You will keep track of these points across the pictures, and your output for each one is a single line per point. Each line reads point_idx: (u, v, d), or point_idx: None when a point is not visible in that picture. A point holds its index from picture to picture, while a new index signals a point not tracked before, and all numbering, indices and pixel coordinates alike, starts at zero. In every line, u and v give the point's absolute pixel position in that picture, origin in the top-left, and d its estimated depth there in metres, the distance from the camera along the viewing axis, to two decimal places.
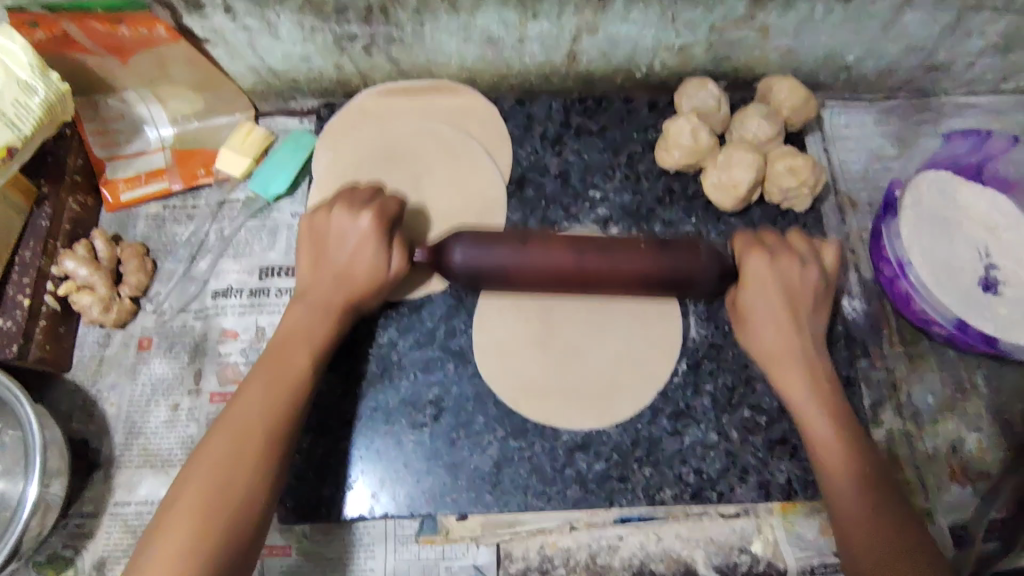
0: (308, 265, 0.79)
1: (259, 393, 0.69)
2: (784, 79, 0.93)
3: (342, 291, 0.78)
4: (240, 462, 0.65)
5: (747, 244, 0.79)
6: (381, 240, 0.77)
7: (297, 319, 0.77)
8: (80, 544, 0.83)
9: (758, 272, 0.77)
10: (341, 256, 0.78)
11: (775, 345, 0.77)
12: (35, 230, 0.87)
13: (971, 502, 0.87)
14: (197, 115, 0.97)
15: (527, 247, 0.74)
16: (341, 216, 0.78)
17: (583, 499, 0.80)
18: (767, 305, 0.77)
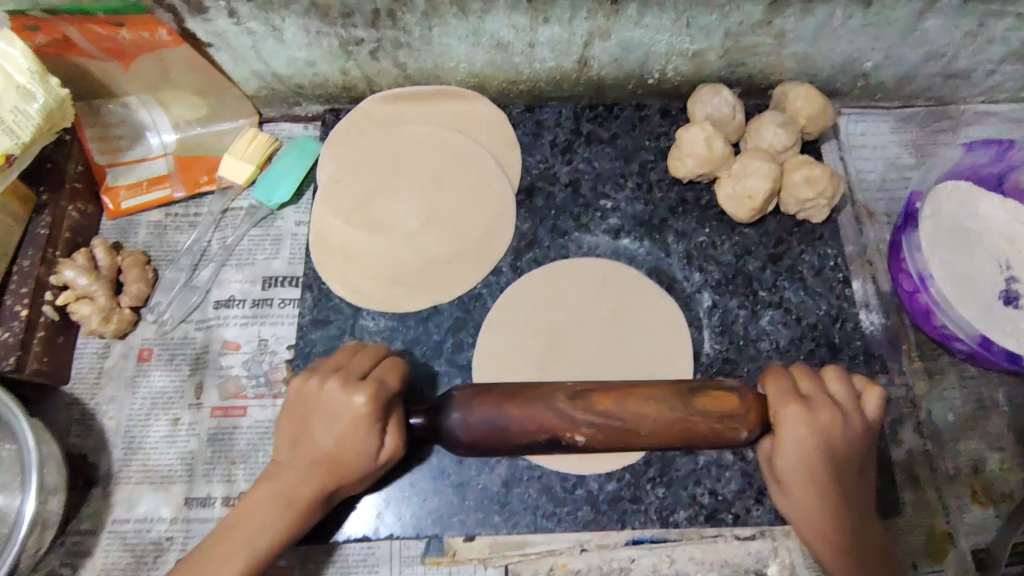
0: (288, 443, 0.68)
1: (279, 473, 0.67)
2: (801, 87, 0.90)
3: (326, 472, 0.66)
4: (288, 511, 0.66)
5: (784, 395, 0.65)
6: (374, 426, 0.64)
7: (292, 442, 0.67)
8: (78, 562, 0.81)
9: (794, 431, 0.64)
10: (326, 438, 0.65)
11: (798, 462, 0.65)
12: (34, 238, 0.86)
13: (992, 523, 0.85)
14: (200, 120, 0.95)
15: (519, 414, 0.62)
16: (332, 389, 0.66)
17: (594, 521, 0.77)
18: (800, 465, 0.65)
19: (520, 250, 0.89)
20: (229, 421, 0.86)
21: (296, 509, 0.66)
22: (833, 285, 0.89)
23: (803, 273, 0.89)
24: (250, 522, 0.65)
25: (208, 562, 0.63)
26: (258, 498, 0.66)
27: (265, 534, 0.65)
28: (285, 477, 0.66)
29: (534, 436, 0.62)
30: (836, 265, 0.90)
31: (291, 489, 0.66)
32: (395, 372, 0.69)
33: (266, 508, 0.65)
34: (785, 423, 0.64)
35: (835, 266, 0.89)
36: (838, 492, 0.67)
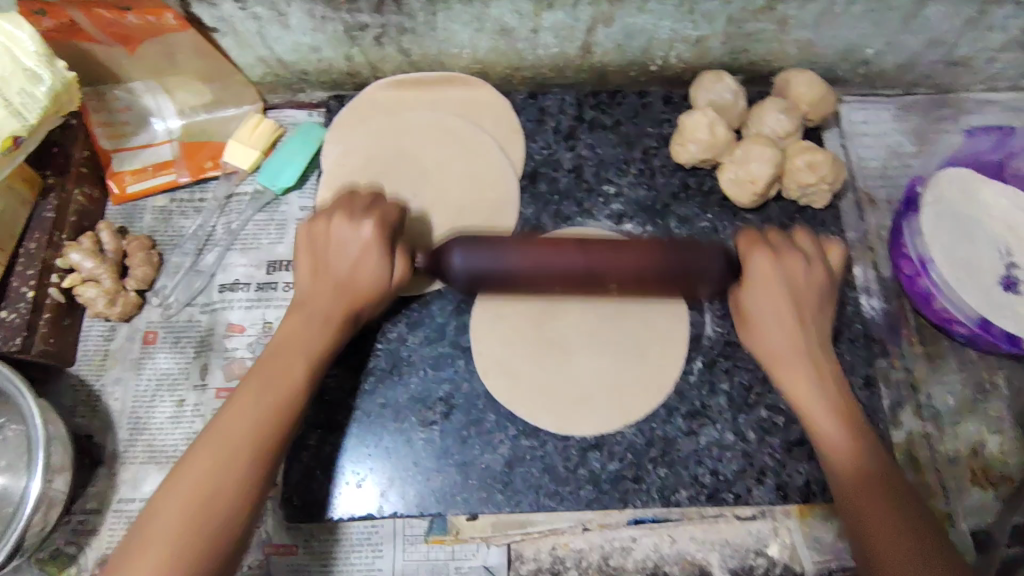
0: (308, 272, 0.74)
1: (234, 428, 0.63)
2: (802, 73, 0.91)
3: (347, 301, 0.73)
4: (246, 453, 0.63)
5: (765, 263, 0.74)
6: (383, 253, 0.72)
7: (306, 298, 0.73)
8: (84, 541, 0.81)
9: (760, 272, 0.74)
10: (343, 262, 0.73)
11: (780, 329, 0.74)
12: (41, 221, 0.86)
13: (992, 506, 0.85)
14: (205, 107, 0.96)
15: (532, 260, 0.70)
16: (338, 224, 0.74)
17: (596, 500, 0.78)
18: (777, 315, 0.74)
19: (524, 234, 0.90)
20: None
21: (268, 419, 0.65)
22: None
23: None
24: (200, 489, 0.60)
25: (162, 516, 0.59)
26: (201, 451, 0.62)
27: (207, 477, 0.61)
28: (279, 355, 0.69)
29: (558, 262, 0.70)
30: None
31: (250, 435, 0.64)
32: (398, 206, 0.77)
33: (209, 458, 0.61)
34: (752, 261, 0.74)
35: None
36: (820, 361, 0.73)
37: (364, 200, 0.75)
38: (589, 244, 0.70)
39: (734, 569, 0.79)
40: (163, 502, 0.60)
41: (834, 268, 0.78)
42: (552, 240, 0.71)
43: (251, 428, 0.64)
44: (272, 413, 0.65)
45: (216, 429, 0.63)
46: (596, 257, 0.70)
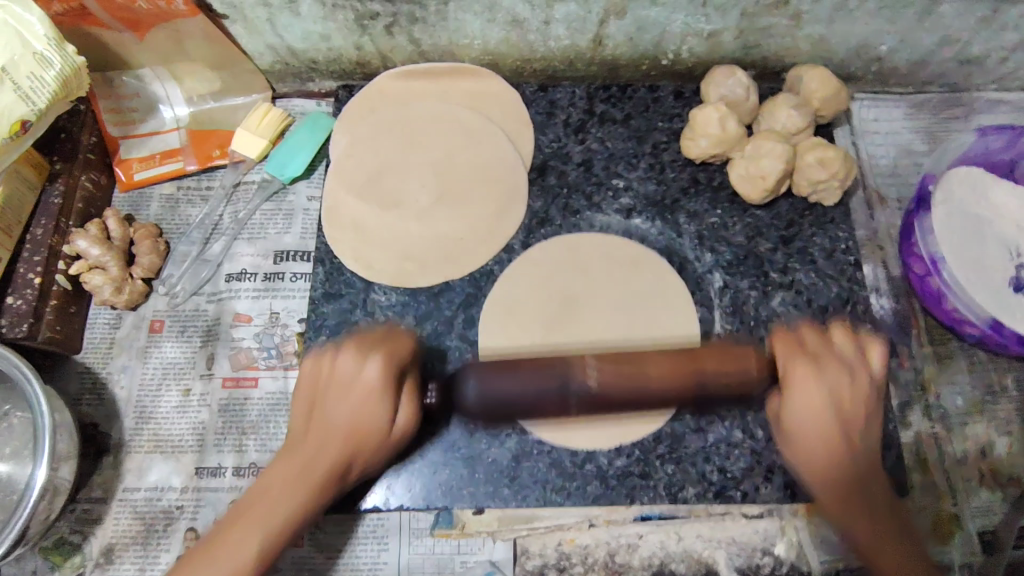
0: (303, 412, 0.70)
1: (272, 508, 0.64)
2: (815, 69, 0.90)
3: (346, 447, 0.67)
4: (295, 496, 0.65)
5: (792, 354, 0.68)
6: (387, 397, 0.67)
7: (302, 437, 0.68)
8: (88, 529, 0.81)
9: (806, 399, 0.66)
10: (340, 413, 0.67)
11: (818, 426, 0.66)
12: (47, 208, 0.86)
13: (999, 507, 0.85)
14: (213, 95, 0.95)
15: (537, 388, 0.66)
16: (346, 357, 0.69)
17: (603, 495, 0.77)
18: (814, 421, 0.66)
19: (532, 228, 0.89)
20: (240, 392, 0.86)
21: (276, 529, 0.63)
22: (844, 268, 0.89)
23: (814, 255, 0.89)
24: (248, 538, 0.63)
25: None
26: (243, 526, 0.63)
27: (250, 546, 0.62)
28: (292, 462, 0.66)
29: (548, 386, 0.66)
30: (847, 248, 0.90)
31: (295, 513, 0.64)
32: (410, 342, 0.72)
33: (251, 521, 0.63)
34: (794, 379, 0.67)
35: (847, 249, 0.90)
36: (855, 454, 0.67)
37: (354, 356, 0.68)
38: (608, 363, 0.66)
39: (741, 567, 0.79)
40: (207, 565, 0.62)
41: (876, 374, 0.70)
42: (543, 359, 0.68)
43: (294, 508, 0.64)
44: (304, 491, 0.65)
45: (257, 494, 0.65)
46: (609, 375, 0.66)
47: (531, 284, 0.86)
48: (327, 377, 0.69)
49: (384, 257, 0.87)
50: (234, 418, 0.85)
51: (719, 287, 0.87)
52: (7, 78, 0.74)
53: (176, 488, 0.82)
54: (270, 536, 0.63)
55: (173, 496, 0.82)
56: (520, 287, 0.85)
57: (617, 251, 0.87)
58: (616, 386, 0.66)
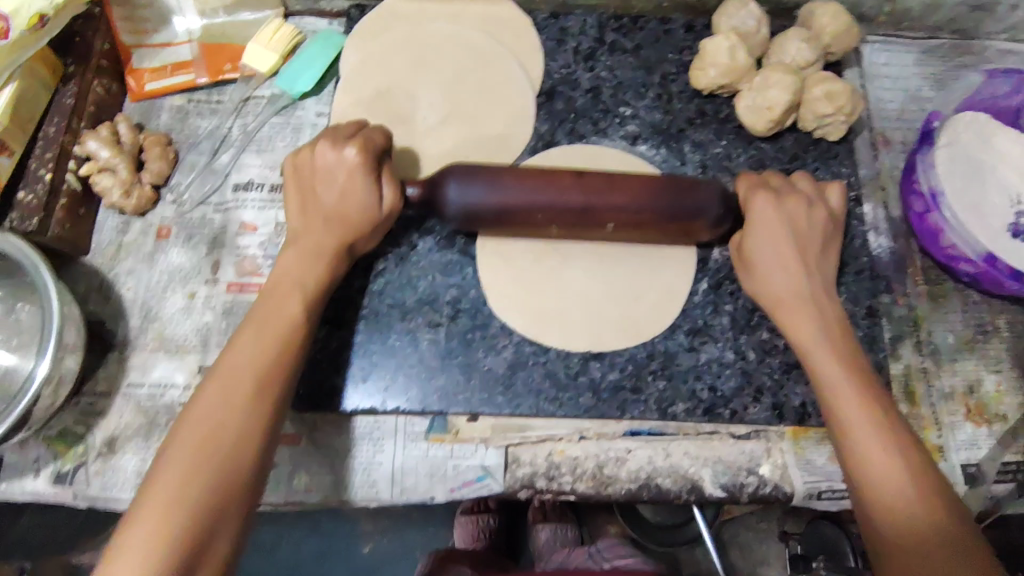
0: (297, 204, 0.75)
1: (206, 415, 0.62)
2: (828, 3, 0.90)
3: (340, 233, 0.73)
4: (279, 342, 0.68)
5: (755, 186, 0.77)
6: (367, 177, 0.72)
7: (259, 312, 0.70)
8: (92, 421, 0.83)
9: (766, 216, 0.75)
10: (329, 197, 0.73)
11: (778, 265, 0.75)
12: (59, 107, 0.87)
13: (984, 441, 0.86)
14: (225, 9, 0.95)
15: (543, 186, 0.71)
16: (326, 150, 0.74)
17: (595, 407, 0.80)
18: (778, 254, 0.75)
19: (537, 150, 0.90)
20: (245, 297, 0.87)
21: (202, 453, 0.60)
22: None
23: None
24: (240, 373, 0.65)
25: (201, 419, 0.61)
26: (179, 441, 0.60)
27: (218, 415, 0.62)
28: (230, 364, 0.65)
29: (553, 195, 0.71)
30: (849, 184, 0.90)
31: (220, 421, 0.62)
32: (386, 134, 0.77)
33: (177, 454, 0.59)
34: (756, 205, 0.75)
35: (848, 185, 0.90)
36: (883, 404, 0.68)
37: (331, 141, 0.72)
38: (598, 188, 0.71)
39: (725, 484, 0.81)
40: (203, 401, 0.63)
41: (834, 208, 0.80)
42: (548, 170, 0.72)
43: (270, 358, 0.66)
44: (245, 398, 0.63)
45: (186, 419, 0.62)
46: (601, 197, 0.71)
47: None
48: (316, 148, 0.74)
49: (390, 173, 0.88)
50: (237, 320, 0.87)
51: None
52: None
53: (179, 385, 0.84)
54: (210, 455, 0.60)
55: (176, 393, 0.84)
56: None
57: (623, 172, 0.88)
58: (604, 194, 0.71)
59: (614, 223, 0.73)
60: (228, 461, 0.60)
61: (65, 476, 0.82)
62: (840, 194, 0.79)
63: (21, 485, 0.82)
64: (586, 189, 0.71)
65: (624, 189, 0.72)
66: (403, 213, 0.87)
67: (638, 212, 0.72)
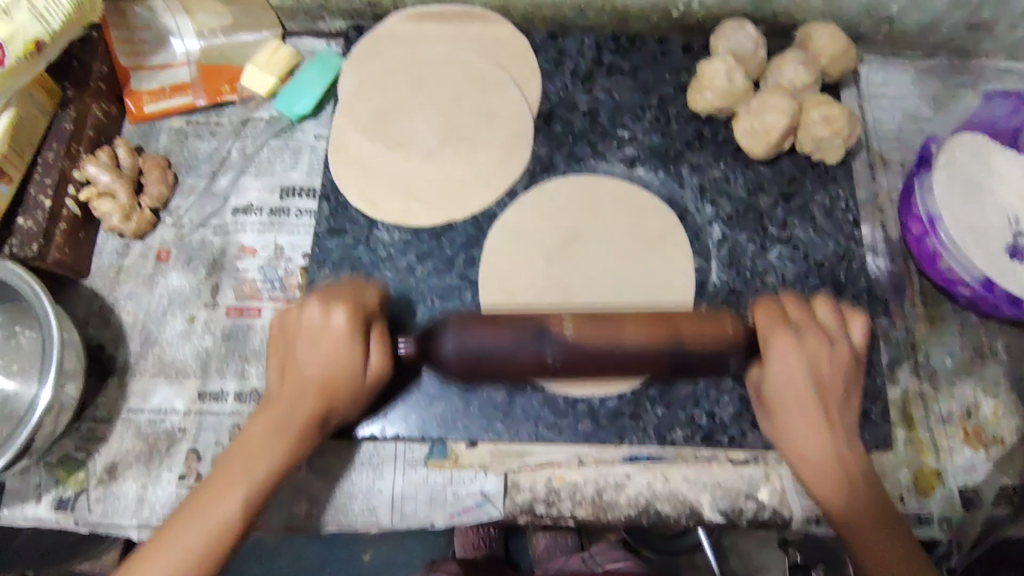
0: (279, 369, 0.71)
1: (202, 513, 0.65)
2: (826, 26, 0.90)
3: (317, 393, 0.68)
4: (281, 438, 0.68)
5: (774, 323, 0.72)
6: (354, 342, 0.67)
7: (276, 393, 0.70)
8: (93, 447, 0.84)
9: (782, 360, 0.71)
10: (310, 360, 0.68)
11: (798, 397, 0.72)
12: (58, 132, 0.87)
13: (982, 465, 0.86)
14: (224, 30, 0.96)
15: (513, 339, 0.64)
16: (313, 308, 0.69)
17: (594, 433, 0.81)
18: (789, 375, 0.71)
19: (536, 173, 0.90)
20: (244, 321, 0.88)
21: (197, 542, 0.64)
22: (843, 226, 0.90)
23: (814, 212, 0.90)
24: (203, 525, 0.65)
25: (178, 542, 0.64)
26: (182, 526, 0.65)
27: (218, 515, 0.65)
28: (230, 467, 0.67)
29: (525, 339, 0.64)
30: (847, 206, 0.91)
31: (212, 528, 0.64)
32: (378, 294, 0.73)
33: (175, 537, 0.64)
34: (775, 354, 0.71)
35: (846, 208, 0.91)
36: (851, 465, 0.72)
37: (319, 309, 0.68)
38: (575, 342, 0.64)
39: (724, 510, 0.81)
40: (184, 533, 0.64)
41: (856, 343, 0.77)
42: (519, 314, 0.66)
43: (274, 454, 0.67)
44: (227, 524, 0.65)
45: (182, 515, 0.66)
46: (568, 358, 0.64)
47: (539, 216, 0.87)
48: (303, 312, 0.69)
49: (388, 196, 0.88)
50: (237, 344, 0.87)
51: (718, 239, 0.88)
52: None
53: (179, 411, 0.85)
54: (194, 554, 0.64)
55: (176, 418, 0.84)
56: (530, 215, 0.87)
57: (624, 198, 0.88)
58: (575, 356, 0.64)
59: (594, 370, 0.66)
60: (209, 560, 0.64)
61: (67, 502, 0.82)
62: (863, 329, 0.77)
63: (22, 511, 0.82)
64: (540, 360, 0.64)
65: (637, 324, 0.66)
66: (401, 237, 0.87)
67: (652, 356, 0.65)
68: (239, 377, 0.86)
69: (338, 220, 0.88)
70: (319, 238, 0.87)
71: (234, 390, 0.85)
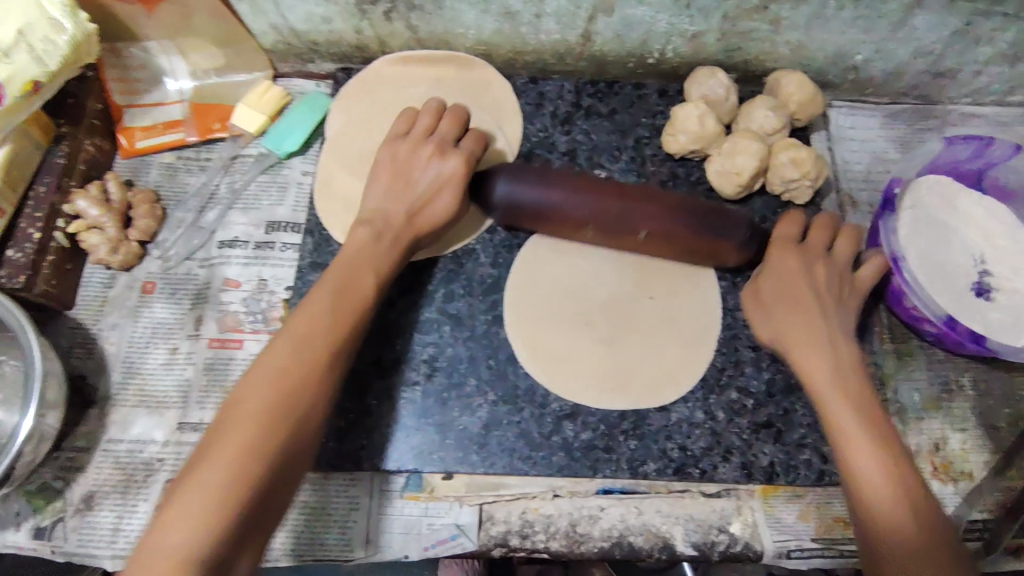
0: (383, 185, 0.81)
1: (255, 393, 0.65)
2: (793, 74, 0.94)
3: (409, 215, 0.80)
4: (340, 302, 0.73)
5: (788, 234, 0.82)
6: (456, 188, 0.80)
7: (383, 205, 0.80)
8: (71, 476, 0.84)
9: (781, 264, 0.80)
10: (421, 179, 0.80)
11: (797, 314, 0.77)
12: (50, 166, 0.89)
13: (951, 498, 0.88)
14: (217, 70, 0.99)
15: (562, 194, 0.79)
16: (427, 115, 0.84)
17: (568, 466, 0.81)
18: (782, 280, 0.80)
19: None
20: (226, 353, 0.89)
21: (272, 403, 0.64)
22: None
23: None
24: (277, 372, 0.66)
25: (259, 392, 0.65)
26: (241, 405, 0.64)
27: (272, 385, 0.65)
28: (278, 349, 0.68)
29: (566, 190, 0.79)
30: None
31: (275, 398, 0.65)
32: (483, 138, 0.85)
33: (235, 422, 0.63)
34: (773, 252, 0.81)
35: None
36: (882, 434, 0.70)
37: (430, 119, 0.84)
38: (619, 193, 0.79)
39: (696, 543, 0.82)
40: (254, 381, 0.66)
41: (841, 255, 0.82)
42: (586, 181, 0.80)
43: (321, 324, 0.70)
44: (284, 386, 0.65)
45: (236, 402, 0.65)
46: (615, 201, 0.79)
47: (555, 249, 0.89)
48: (404, 124, 0.85)
49: None
50: (218, 376, 0.88)
51: None
52: (23, 41, 0.78)
53: (158, 441, 0.85)
54: (259, 418, 0.63)
55: (155, 448, 0.85)
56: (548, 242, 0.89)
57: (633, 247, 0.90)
58: (613, 198, 0.79)
59: (642, 236, 0.80)
60: (274, 421, 0.63)
61: (45, 531, 0.82)
62: (850, 246, 0.82)
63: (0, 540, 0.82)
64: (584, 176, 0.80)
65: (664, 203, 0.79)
66: None
67: (672, 227, 0.79)
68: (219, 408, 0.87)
69: (322, 254, 0.90)
70: (302, 271, 0.90)
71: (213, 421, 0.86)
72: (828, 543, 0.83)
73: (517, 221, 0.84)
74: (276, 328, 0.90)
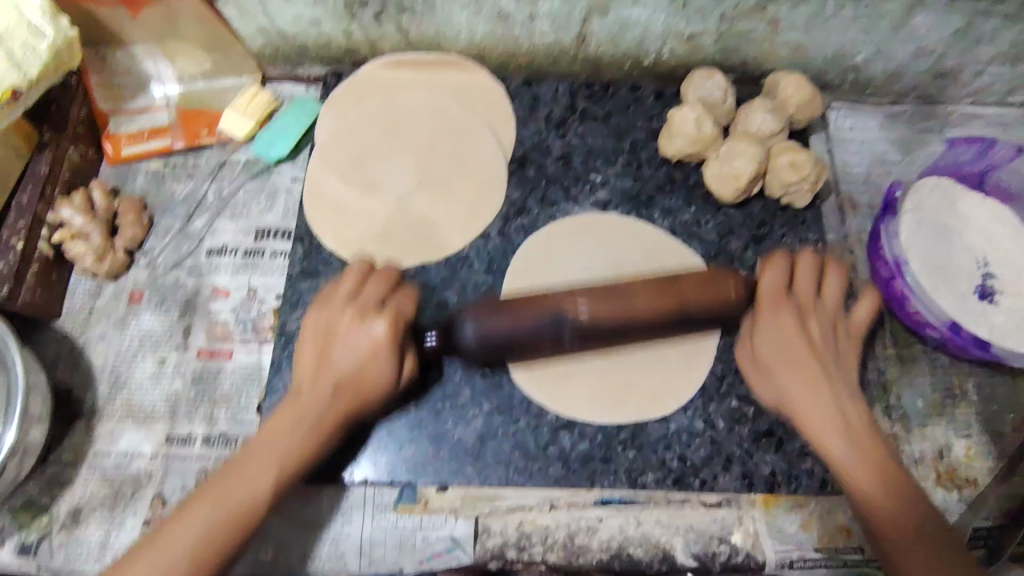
0: (311, 362, 0.74)
1: (197, 512, 0.65)
2: (791, 76, 0.93)
3: (347, 403, 0.72)
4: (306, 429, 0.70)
5: (778, 278, 0.76)
6: (389, 357, 0.71)
7: (306, 389, 0.72)
8: (57, 491, 0.82)
9: (773, 323, 0.74)
10: (347, 362, 0.72)
11: (780, 354, 0.73)
12: (33, 175, 0.87)
13: (956, 507, 0.86)
14: (204, 75, 0.98)
15: (533, 320, 0.72)
16: (348, 318, 0.73)
17: (565, 477, 0.80)
18: (778, 327, 0.74)
19: (509, 216, 0.91)
20: (215, 363, 0.87)
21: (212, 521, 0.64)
22: None
23: None
24: (224, 493, 0.66)
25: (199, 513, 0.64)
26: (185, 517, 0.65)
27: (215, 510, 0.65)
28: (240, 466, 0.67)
29: (542, 320, 0.72)
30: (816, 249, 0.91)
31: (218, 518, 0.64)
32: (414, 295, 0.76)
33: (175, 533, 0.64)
34: (766, 305, 0.74)
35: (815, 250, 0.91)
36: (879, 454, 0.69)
37: (353, 284, 0.76)
38: (598, 296, 0.72)
39: (697, 554, 0.80)
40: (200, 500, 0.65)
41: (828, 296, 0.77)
42: (528, 299, 0.74)
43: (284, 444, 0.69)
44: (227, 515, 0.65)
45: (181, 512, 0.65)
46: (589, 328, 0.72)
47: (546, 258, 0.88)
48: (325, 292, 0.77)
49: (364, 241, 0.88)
50: (206, 388, 0.86)
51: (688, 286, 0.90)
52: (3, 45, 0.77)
53: (146, 455, 0.84)
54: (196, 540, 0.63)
55: (143, 462, 0.83)
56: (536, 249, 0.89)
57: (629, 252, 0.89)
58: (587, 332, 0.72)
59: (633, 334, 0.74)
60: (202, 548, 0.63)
61: (29, 548, 0.80)
62: (839, 284, 0.77)
63: None
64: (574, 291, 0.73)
65: (645, 294, 0.73)
66: None
67: (654, 322, 0.73)
68: (207, 421, 0.85)
69: (313, 262, 0.88)
70: (292, 280, 0.88)
71: (202, 434, 0.84)
72: (831, 553, 0.80)
73: (500, 356, 0.76)
74: (265, 338, 0.89)
